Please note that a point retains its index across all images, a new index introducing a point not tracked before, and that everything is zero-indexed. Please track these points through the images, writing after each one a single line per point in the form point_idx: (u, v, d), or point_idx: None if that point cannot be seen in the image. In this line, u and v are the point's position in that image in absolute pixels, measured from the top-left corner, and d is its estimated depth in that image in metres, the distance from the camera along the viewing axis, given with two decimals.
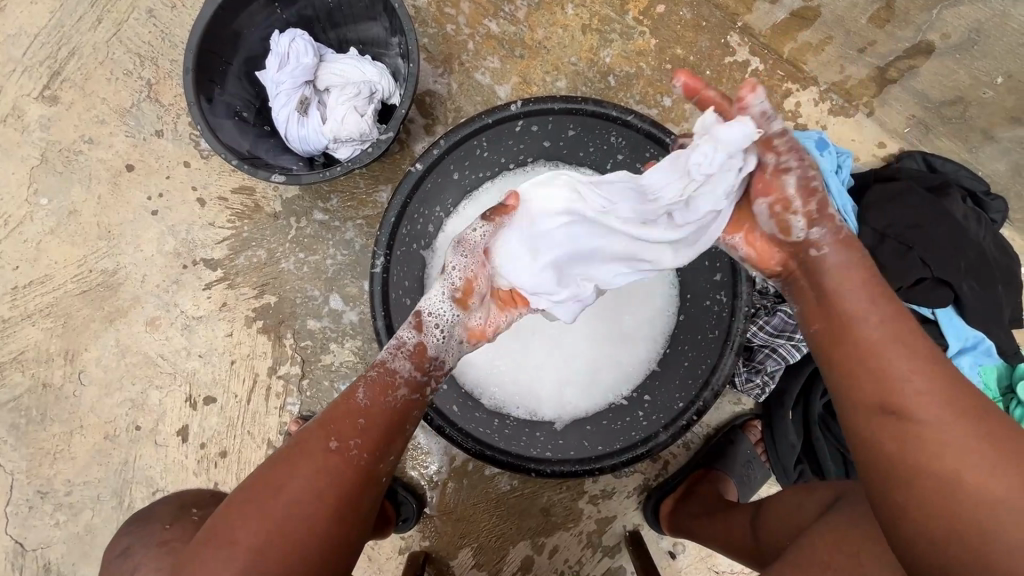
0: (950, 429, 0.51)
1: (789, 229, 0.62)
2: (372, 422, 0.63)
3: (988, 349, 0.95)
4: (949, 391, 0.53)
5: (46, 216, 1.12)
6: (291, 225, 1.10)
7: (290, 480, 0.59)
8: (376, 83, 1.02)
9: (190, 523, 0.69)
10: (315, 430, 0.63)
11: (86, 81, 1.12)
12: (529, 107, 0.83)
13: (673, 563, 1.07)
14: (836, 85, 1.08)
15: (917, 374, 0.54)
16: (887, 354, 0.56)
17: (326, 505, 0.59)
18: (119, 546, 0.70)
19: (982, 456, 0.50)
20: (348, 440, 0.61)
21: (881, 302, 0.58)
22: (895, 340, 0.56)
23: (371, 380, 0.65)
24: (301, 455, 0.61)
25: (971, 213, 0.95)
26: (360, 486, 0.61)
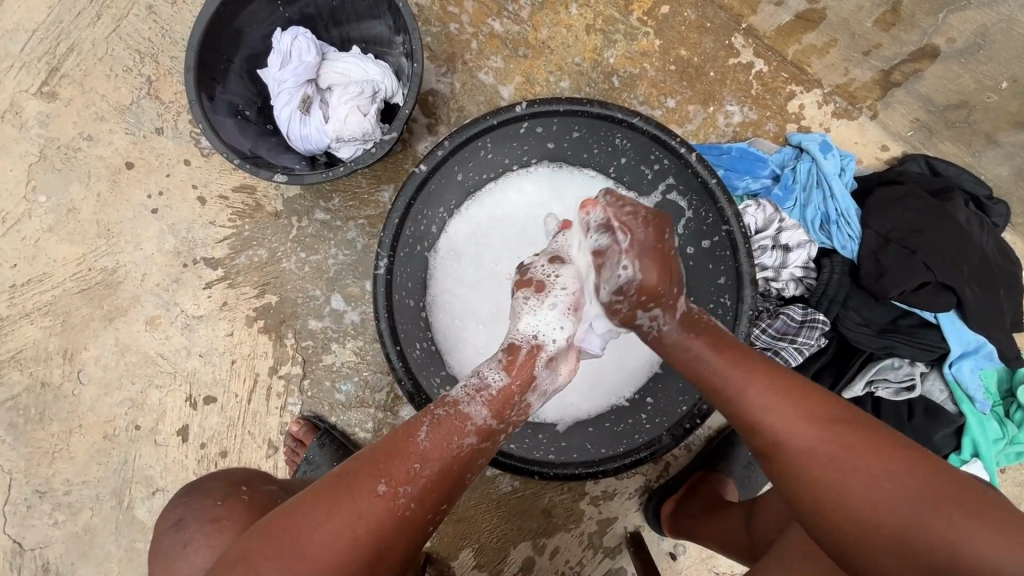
0: (829, 449, 0.55)
1: (636, 326, 0.69)
2: (427, 471, 0.59)
3: (989, 353, 0.95)
4: (807, 413, 0.57)
5: (44, 213, 1.11)
6: (292, 224, 1.09)
7: (329, 521, 0.56)
8: (379, 82, 1.01)
9: (239, 503, 0.71)
10: (366, 466, 0.59)
11: (85, 78, 1.11)
12: (534, 108, 0.83)
13: (673, 564, 1.07)
14: (839, 88, 1.09)
15: (789, 408, 0.58)
16: (759, 395, 0.59)
17: (359, 559, 0.56)
18: (172, 516, 0.73)
19: (847, 467, 0.54)
20: (398, 485, 0.58)
21: (723, 350, 0.64)
22: (752, 382, 0.60)
23: (437, 420, 0.62)
24: (347, 494, 0.57)
25: (974, 217, 0.95)
26: (397, 538, 0.58)
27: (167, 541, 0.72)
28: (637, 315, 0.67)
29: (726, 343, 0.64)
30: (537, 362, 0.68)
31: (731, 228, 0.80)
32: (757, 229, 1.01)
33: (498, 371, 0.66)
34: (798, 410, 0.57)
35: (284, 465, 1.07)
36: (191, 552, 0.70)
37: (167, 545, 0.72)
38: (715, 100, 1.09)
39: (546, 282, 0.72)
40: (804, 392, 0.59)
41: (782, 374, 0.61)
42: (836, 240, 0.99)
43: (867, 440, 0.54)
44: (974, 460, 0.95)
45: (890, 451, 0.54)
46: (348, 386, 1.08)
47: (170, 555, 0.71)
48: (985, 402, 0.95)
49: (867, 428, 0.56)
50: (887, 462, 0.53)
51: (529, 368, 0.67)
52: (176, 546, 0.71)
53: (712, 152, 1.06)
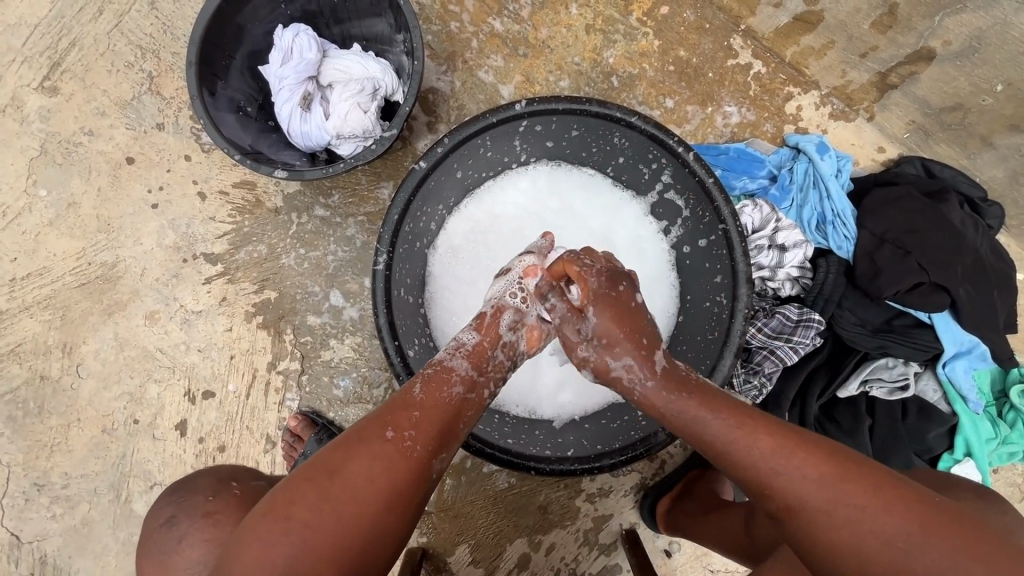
0: (853, 519, 0.50)
1: (613, 379, 0.64)
2: (428, 416, 0.61)
3: (982, 354, 0.96)
4: (816, 468, 0.53)
5: (45, 207, 1.11)
6: (292, 220, 1.10)
7: (349, 463, 0.56)
8: (379, 79, 1.02)
9: (232, 497, 0.72)
10: (370, 422, 0.60)
11: (86, 73, 1.12)
12: (533, 106, 0.83)
13: (668, 562, 1.08)
14: (837, 89, 1.09)
15: (804, 476, 0.53)
16: (763, 452, 0.55)
17: (382, 497, 0.55)
18: (163, 514, 0.73)
19: (867, 525, 0.49)
20: (405, 430, 0.59)
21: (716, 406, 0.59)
22: (753, 440, 0.56)
23: (427, 377, 0.65)
24: (357, 443, 0.58)
25: (969, 218, 0.96)
26: (415, 478, 0.58)
27: (156, 540, 0.71)
28: (610, 365, 0.63)
29: (716, 404, 0.59)
30: (502, 322, 0.72)
31: (728, 227, 0.81)
32: (754, 228, 1.01)
33: (470, 330, 0.71)
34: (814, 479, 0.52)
35: (281, 460, 1.08)
36: (185, 549, 0.69)
37: (158, 546, 0.71)
38: (714, 101, 1.10)
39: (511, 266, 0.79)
40: (817, 455, 0.54)
41: (783, 432, 0.56)
42: (832, 241, 0.99)
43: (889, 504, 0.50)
44: (967, 459, 0.96)
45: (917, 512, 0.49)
46: (346, 382, 1.09)
47: (163, 554, 0.70)
48: (978, 402, 0.95)
49: (886, 489, 0.51)
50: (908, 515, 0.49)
51: (495, 327, 0.71)
52: (168, 544, 0.70)
53: (710, 153, 1.07)
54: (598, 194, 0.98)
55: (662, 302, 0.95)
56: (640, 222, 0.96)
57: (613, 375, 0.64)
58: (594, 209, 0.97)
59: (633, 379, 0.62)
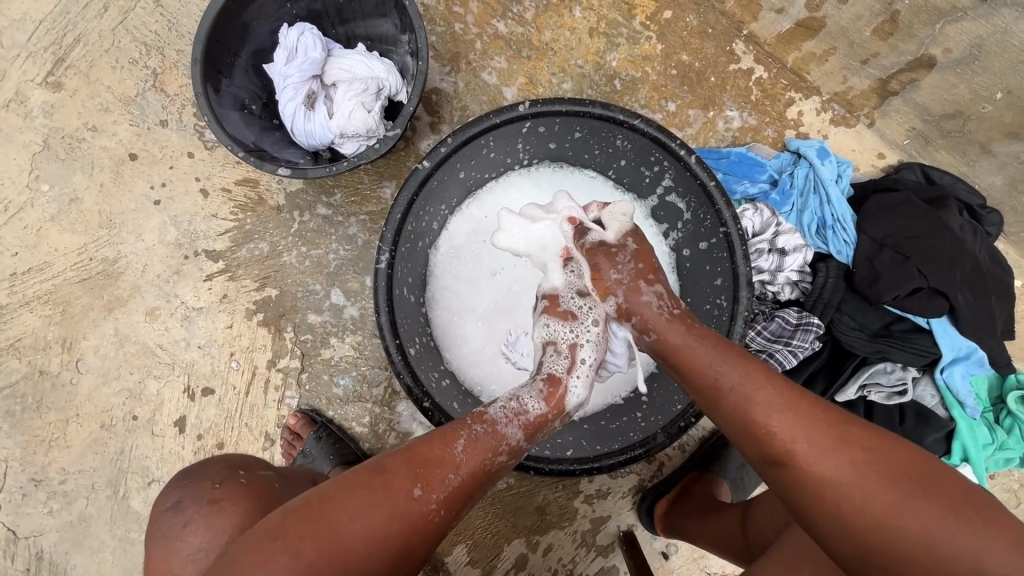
0: (817, 442, 0.57)
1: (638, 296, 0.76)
2: (462, 481, 0.62)
3: (980, 359, 0.96)
4: (805, 415, 0.59)
5: (47, 203, 1.11)
6: (294, 219, 1.10)
7: (370, 513, 0.57)
8: (383, 79, 1.02)
9: (238, 485, 0.72)
10: (402, 468, 0.61)
11: (90, 69, 1.12)
12: (537, 108, 0.83)
13: (666, 564, 1.08)
14: (838, 95, 1.10)
15: (783, 402, 0.60)
16: (763, 396, 0.61)
17: (389, 555, 0.57)
18: (170, 499, 0.72)
19: (850, 465, 0.55)
20: (432, 490, 0.60)
21: (725, 357, 0.66)
22: (751, 386, 0.62)
23: (474, 436, 0.66)
24: (384, 491, 0.59)
25: (968, 224, 0.97)
26: (424, 538, 0.60)
27: (164, 526, 0.71)
28: (638, 295, 0.76)
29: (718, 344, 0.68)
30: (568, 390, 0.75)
31: (729, 230, 0.81)
32: (754, 232, 1.02)
33: (539, 399, 0.72)
34: (793, 410, 0.60)
35: (279, 458, 1.08)
36: (189, 535, 0.69)
37: (164, 530, 0.71)
38: (715, 105, 1.11)
39: (578, 313, 0.80)
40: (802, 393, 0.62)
41: (779, 380, 0.63)
42: (832, 245, 1.00)
43: (854, 435, 0.57)
44: (964, 465, 0.96)
45: (881, 449, 0.56)
46: (345, 381, 1.09)
47: (167, 536, 0.70)
48: (975, 407, 0.96)
49: (856, 426, 0.58)
50: (891, 458, 0.55)
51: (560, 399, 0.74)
52: (173, 528, 0.70)
53: (711, 156, 1.08)
54: (599, 196, 0.98)
55: None
56: (640, 224, 0.97)
57: (641, 300, 0.75)
58: None
59: (659, 306, 0.75)
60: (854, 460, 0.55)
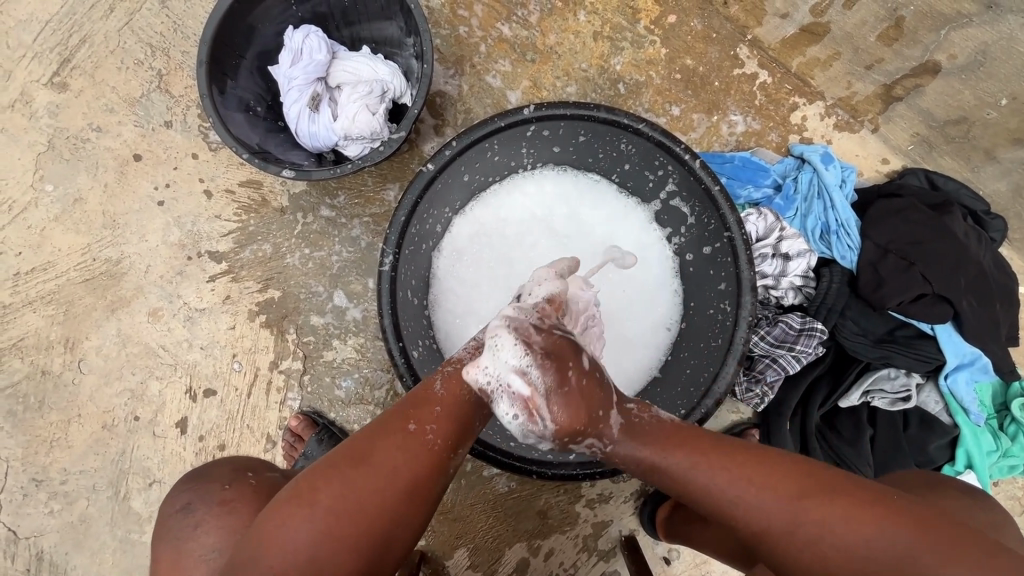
0: (794, 532, 0.53)
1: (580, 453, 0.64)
2: (449, 412, 0.62)
3: (984, 366, 0.96)
4: (773, 496, 0.54)
5: (51, 203, 1.12)
6: (298, 220, 1.10)
7: (373, 453, 0.57)
8: (388, 82, 1.03)
9: (248, 486, 0.71)
10: (394, 412, 0.61)
11: (96, 70, 1.12)
12: (541, 111, 0.84)
13: (668, 569, 1.07)
14: (842, 100, 1.10)
15: (753, 489, 0.55)
16: (726, 486, 0.56)
17: (401, 489, 0.56)
18: (179, 501, 0.71)
19: (830, 543, 0.51)
20: (426, 423, 0.60)
21: (674, 446, 0.61)
22: (712, 474, 0.57)
23: (449, 374, 0.66)
24: (382, 432, 0.59)
25: (972, 231, 0.96)
26: (433, 469, 0.58)
27: (173, 527, 0.69)
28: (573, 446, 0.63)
29: (670, 440, 0.61)
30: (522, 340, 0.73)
31: (733, 235, 0.81)
32: (758, 237, 1.01)
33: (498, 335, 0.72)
34: (757, 492, 0.55)
35: (281, 460, 1.08)
36: (200, 534, 0.67)
37: (174, 531, 0.69)
38: (719, 109, 1.11)
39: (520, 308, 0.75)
40: (765, 469, 0.56)
41: (736, 455, 0.58)
42: (836, 250, 1.00)
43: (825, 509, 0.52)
44: (968, 472, 0.95)
45: (867, 513, 0.51)
46: (348, 383, 1.09)
47: (178, 538, 0.68)
48: (979, 414, 0.95)
49: (832, 493, 0.53)
50: (867, 523, 0.51)
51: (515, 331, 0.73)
52: (185, 529, 0.68)
53: (715, 160, 1.07)
54: (603, 199, 0.98)
55: (664, 306, 0.96)
56: (644, 228, 0.97)
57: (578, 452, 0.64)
58: (600, 213, 0.98)
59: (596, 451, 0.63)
60: (844, 534, 0.51)
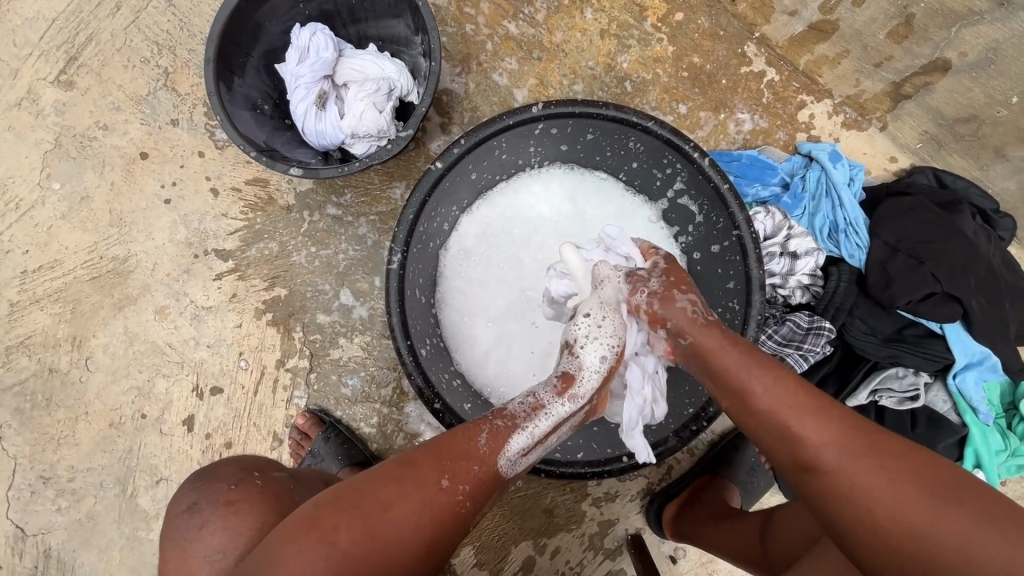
0: (832, 439, 0.57)
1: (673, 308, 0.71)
2: (484, 474, 0.63)
3: (993, 365, 0.95)
4: (832, 426, 0.58)
5: (58, 201, 1.12)
6: (304, 218, 1.10)
7: (401, 502, 0.58)
8: (395, 80, 1.02)
9: (254, 487, 0.71)
10: (428, 460, 0.61)
11: (102, 68, 1.12)
12: (550, 109, 0.83)
13: (674, 567, 1.07)
14: (850, 99, 1.09)
15: (810, 415, 0.59)
16: (785, 407, 0.60)
17: (420, 544, 0.57)
18: (186, 500, 0.71)
19: (872, 483, 0.54)
20: (458, 481, 0.61)
21: (747, 357, 0.64)
22: (773, 396, 0.61)
23: (496, 429, 0.65)
24: (413, 482, 0.59)
25: (981, 229, 0.96)
26: (451, 530, 0.60)
27: (179, 528, 0.69)
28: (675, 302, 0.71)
29: (744, 347, 0.66)
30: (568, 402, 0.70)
31: (741, 233, 0.81)
32: (766, 235, 1.01)
33: (552, 393, 0.69)
34: (814, 419, 0.58)
35: (287, 458, 1.08)
36: (206, 535, 0.67)
37: (181, 531, 0.69)
38: (727, 107, 1.10)
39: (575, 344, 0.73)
40: (823, 405, 0.60)
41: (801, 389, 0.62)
42: (844, 249, 0.99)
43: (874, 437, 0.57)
44: (976, 471, 0.95)
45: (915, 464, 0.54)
46: (354, 381, 1.09)
47: (185, 539, 0.68)
48: (988, 413, 0.95)
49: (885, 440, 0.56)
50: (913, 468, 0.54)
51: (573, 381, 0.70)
52: (191, 529, 0.68)
53: (723, 159, 1.07)
54: (610, 198, 0.98)
55: None
56: (652, 226, 0.97)
57: (675, 308, 0.71)
58: (607, 211, 0.98)
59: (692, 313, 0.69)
60: (889, 475, 0.54)
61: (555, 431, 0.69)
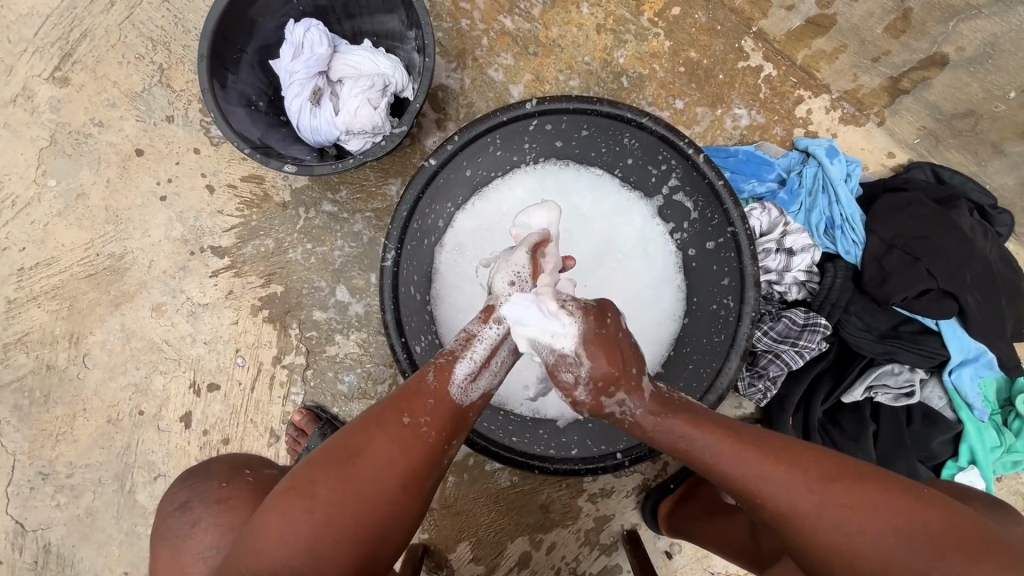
0: (823, 509, 0.55)
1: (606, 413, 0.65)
2: (443, 403, 0.62)
3: (989, 362, 0.95)
4: (799, 480, 0.56)
5: (55, 198, 1.12)
6: (300, 215, 1.10)
7: (368, 447, 0.59)
8: (389, 76, 1.02)
9: (245, 483, 0.71)
10: (387, 406, 0.62)
11: (97, 64, 1.12)
12: (544, 106, 0.83)
13: (669, 563, 1.08)
14: (848, 94, 1.09)
15: (776, 470, 0.57)
16: (751, 468, 0.58)
17: (397, 480, 0.58)
18: (178, 498, 0.72)
19: (848, 531, 0.54)
20: (421, 415, 0.61)
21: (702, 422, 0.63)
22: (734, 454, 0.59)
23: (440, 366, 0.64)
24: (375, 427, 0.60)
25: (978, 225, 0.95)
26: (429, 458, 0.60)
27: (172, 526, 0.70)
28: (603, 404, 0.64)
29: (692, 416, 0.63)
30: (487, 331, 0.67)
31: (736, 230, 0.81)
32: (762, 231, 1.00)
33: (479, 321, 0.67)
34: (782, 472, 0.57)
35: (285, 454, 1.08)
36: (198, 534, 0.68)
37: (173, 529, 0.70)
38: (724, 103, 1.10)
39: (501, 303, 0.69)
40: (789, 454, 0.59)
41: (762, 439, 0.60)
42: (840, 245, 0.99)
43: (856, 487, 0.55)
44: (971, 467, 0.95)
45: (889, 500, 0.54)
46: (350, 378, 1.09)
47: (176, 537, 0.69)
48: (983, 410, 0.95)
49: (854, 480, 0.56)
50: (887, 508, 0.53)
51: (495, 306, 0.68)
52: (183, 527, 0.69)
53: (719, 154, 1.07)
54: (606, 194, 0.98)
55: (666, 301, 0.95)
56: (647, 222, 0.97)
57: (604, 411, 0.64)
58: (602, 207, 0.98)
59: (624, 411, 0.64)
60: (864, 522, 0.53)
61: (499, 350, 0.66)
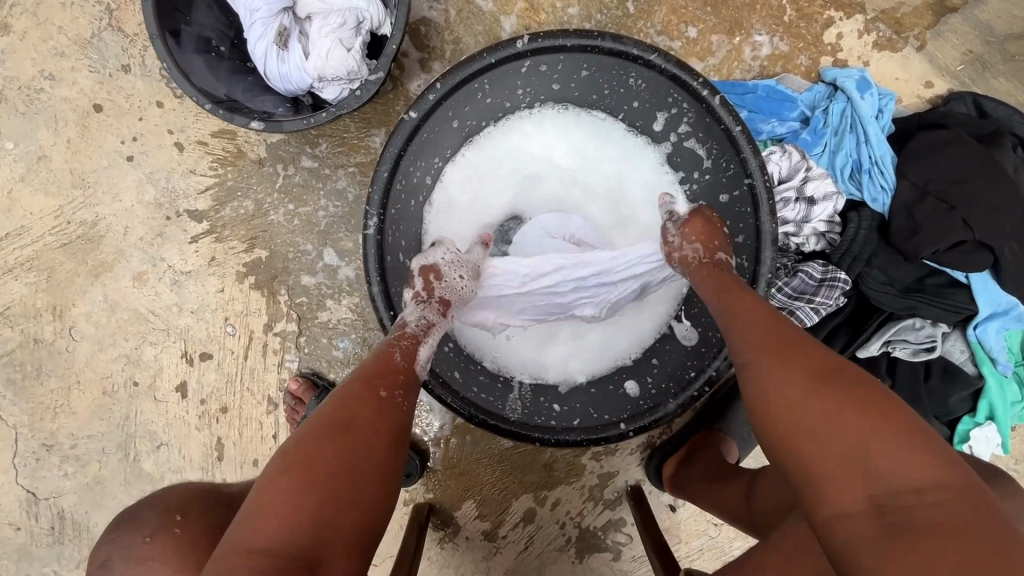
0: (779, 364, 0.55)
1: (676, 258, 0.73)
2: (408, 388, 0.63)
3: (1018, 315, 0.90)
4: (766, 329, 0.59)
5: (14, 161, 1.04)
6: (278, 173, 1.02)
7: (358, 418, 0.57)
8: (363, 10, 0.90)
9: (170, 538, 0.71)
10: (359, 381, 0.61)
11: (38, 7, 1.00)
12: (538, 43, 0.72)
13: (673, 516, 1.08)
14: (885, 13, 0.96)
15: (752, 321, 0.60)
16: (737, 308, 0.62)
17: (386, 447, 0.56)
18: (102, 553, 0.73)
19: (799, 378, 0.53)
20: (395, 390, 0.62)
21: (719, 280, 0.67)
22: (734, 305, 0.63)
23: (406, 349, 0.67)
24: (356, 403, 0.58)
25: (1022, 164, 0.86)
26: (402, 439, 0.59)
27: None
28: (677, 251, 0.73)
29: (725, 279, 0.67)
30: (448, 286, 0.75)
31: (754, 182, 0.72)
32: (781, 178, 0.91)
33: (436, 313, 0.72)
34: (755, 324, 0.60)
35: (285, 421, 1.07)
36: None
37: None
38: (742, 29, 0.97)
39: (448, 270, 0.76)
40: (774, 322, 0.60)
41: (757, 305, 0.62)
42: (867, 192, 0.90)
43: (821, 363, 0.54)
44: (988, 423, 0.92)
45: (853, 387, 0.52)
46: (345, 344, 1.05)
47: None
48: (1007, 364, 0.90)
49: (828, 359, 0.55)
50: (845, 390, 0.51)
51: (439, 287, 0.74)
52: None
53: (736, 91, 0.96)
54: (609, 140, 0.89)
55: None
56: (656, 170, 0.88)
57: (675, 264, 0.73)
58: (605, 156, 0.89)
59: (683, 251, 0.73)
60: (807, 379, 0.53)
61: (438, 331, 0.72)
